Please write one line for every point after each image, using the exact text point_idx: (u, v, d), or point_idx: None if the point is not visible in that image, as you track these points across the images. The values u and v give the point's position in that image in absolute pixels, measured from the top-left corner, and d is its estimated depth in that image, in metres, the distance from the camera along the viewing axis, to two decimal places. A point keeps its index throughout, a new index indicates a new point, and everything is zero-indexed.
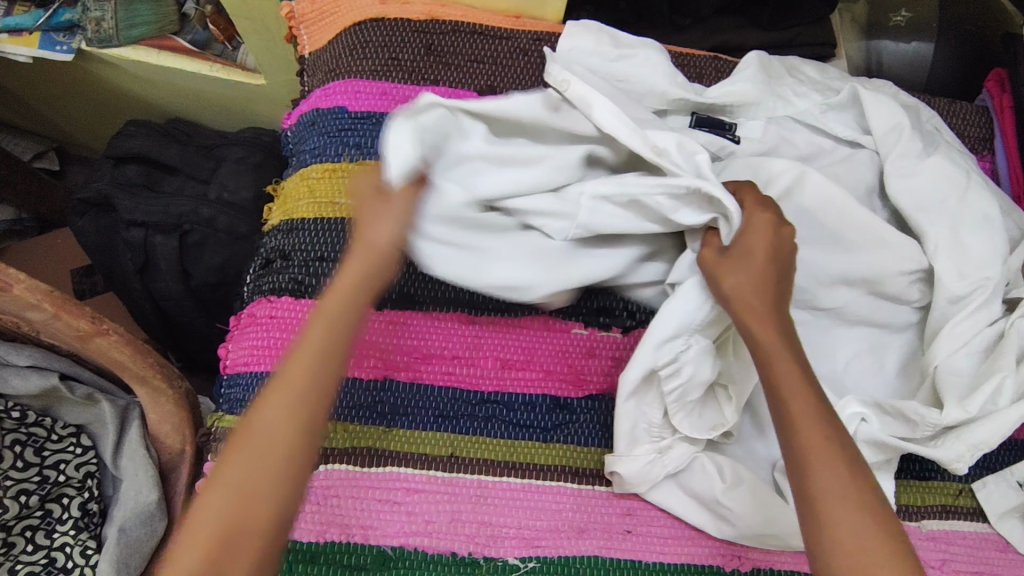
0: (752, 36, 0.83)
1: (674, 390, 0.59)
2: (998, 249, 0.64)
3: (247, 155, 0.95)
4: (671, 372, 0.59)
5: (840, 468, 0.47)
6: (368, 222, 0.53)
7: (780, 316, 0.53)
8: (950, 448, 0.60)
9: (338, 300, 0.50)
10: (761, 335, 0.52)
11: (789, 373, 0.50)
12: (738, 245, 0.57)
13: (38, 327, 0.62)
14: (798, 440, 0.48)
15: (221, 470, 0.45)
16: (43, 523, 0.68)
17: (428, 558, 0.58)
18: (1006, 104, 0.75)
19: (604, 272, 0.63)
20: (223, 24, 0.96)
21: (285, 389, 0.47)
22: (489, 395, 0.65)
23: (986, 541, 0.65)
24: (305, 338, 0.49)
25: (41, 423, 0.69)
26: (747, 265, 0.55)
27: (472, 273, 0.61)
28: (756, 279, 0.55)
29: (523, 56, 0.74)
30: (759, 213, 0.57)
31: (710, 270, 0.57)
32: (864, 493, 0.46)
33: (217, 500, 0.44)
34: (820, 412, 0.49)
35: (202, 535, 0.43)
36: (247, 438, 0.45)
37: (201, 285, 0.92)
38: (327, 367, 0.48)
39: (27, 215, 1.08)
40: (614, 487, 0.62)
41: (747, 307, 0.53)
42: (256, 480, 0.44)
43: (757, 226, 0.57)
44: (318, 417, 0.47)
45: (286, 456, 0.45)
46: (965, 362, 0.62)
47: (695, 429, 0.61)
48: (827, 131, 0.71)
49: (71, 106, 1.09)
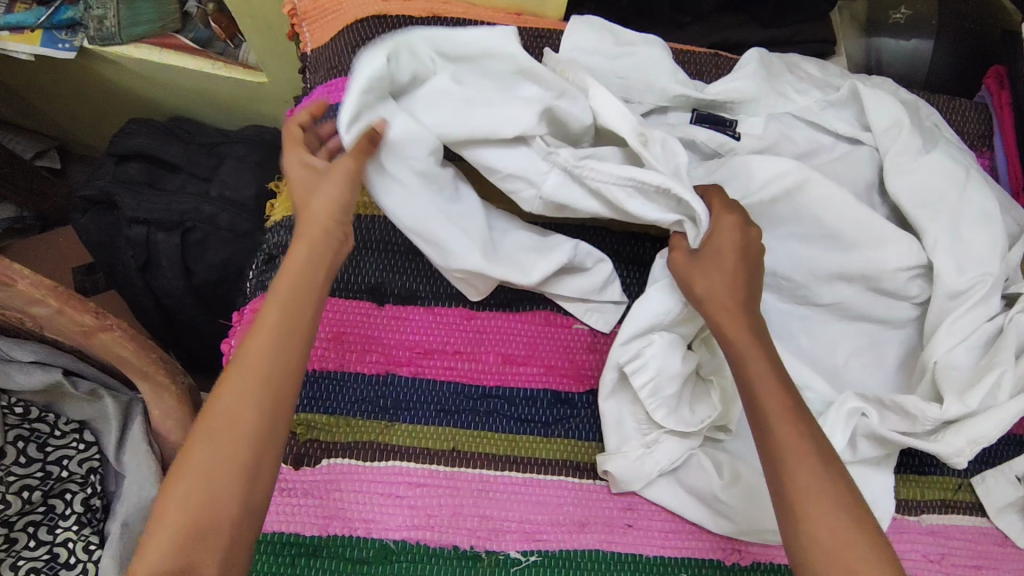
0: (753, 33, 0.84)
1: (645, 384, 0.61)
2: (996, 244, 0.65)
3: (250, 153, 0.95)
4: (641, 366, 0.61)
5: (814, 464, 0.48)
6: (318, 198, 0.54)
7: (748, 314, 0.55)
8: (950, 442, 0.61)
9: (295, 278, 0.50)
10: (733, 337, 0.54)
11: (763, 376, 0.52)
12: (707, 247, 0.58)
13: (42, 322, 0.62)
14: (774, 438, 0.50)
15: (188, 456, 0.45)
16: (46, 519, 0.67)
17: (428, 551, 0.59)
18: (1006, 101, 0.76)
19: (541, 268, 0.65)
20: (225, 21, 0.98)
21: (244, 369, 0.47)
22: (491, 389, 0.65)
23: (985, 536, 0.65)
24: (260, 318, 0.49)
25: (44, 419, 0.70)
26: (715, 268, 0.57)
27: (420, 215, 0.61)
28: (728, 282, 0.56)
29: (524, 53, 0.75)
30: (727, 215, 0.59)
31: (682, 273, 0.59)
32: (840, 488, 0.48)
33: (187, 483, 0.44)
34: (794, 410, 0.50)
35: (174, 519, 0.44)
36: (211, 420, 0.46)
37: (202, 282, 0.92)
38: (286, 344, 0.48)
39: (29, 213, 1.08)
40: (611, 485, 0.62)
41: (715, 307, 0.56)
42: (223, 458, 0.45)
43: (727, 227, 0.58)
44: (280, 396, 0.47)
45: (252, 433, 0.46)
46: (964, 357, 0.63)
47: (679, 423, 0.61)
48: (827, 128, 0.71)
49: (72, 103, 1.09)
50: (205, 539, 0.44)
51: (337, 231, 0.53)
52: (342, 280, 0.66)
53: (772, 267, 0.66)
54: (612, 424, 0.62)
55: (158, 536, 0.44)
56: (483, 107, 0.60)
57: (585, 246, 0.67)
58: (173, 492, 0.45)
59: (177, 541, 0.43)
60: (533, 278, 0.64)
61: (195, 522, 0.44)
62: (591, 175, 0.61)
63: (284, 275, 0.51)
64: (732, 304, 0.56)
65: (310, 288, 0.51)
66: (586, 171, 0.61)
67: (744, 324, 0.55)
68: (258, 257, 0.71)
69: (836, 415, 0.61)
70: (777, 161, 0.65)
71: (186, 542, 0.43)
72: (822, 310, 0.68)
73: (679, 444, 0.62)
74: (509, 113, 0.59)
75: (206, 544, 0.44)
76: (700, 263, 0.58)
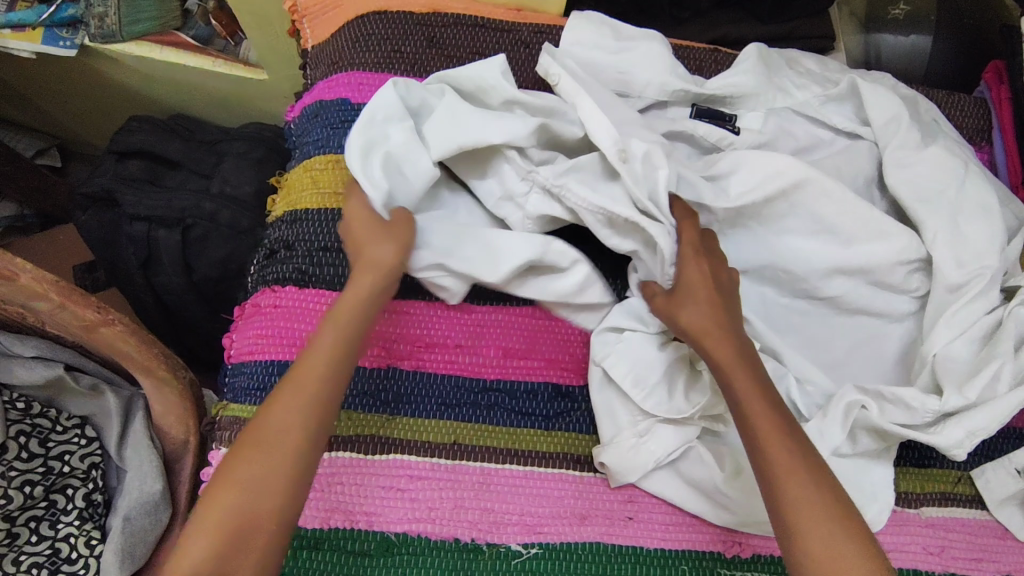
0: (752, 29, 0.84)
1: (625, 375, 0.62)
2: (995, 238, 0.65)
3: (250, 151, 0.95)
4: (617, 360, 0.63)
5: (806, 477, 0.50)
6: (372, 242, 0.59)
7: (731, 339, 0.56)
8: (949, 433, 0.60)
9: (350, 311, 0.56)
10: (722, 364, 0.55)
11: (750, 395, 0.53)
12: (679, 285, 0.59)
13: (44, 316, 0.62)
14: (765, 451, 0.51)
15: (237, 463, 0.49)
16: (48, 514, 0.67)
17: (430, 544, 0.59)
18: (1004, 95, 0.76)
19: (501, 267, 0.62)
20: (226, 19, 0.98)
21: (296, 387, 0.52)
22: (492, 383, 0.65)
23: (985, 529, 0.65)
24: (315, 346, 0.54)
25: (46, 415, 0.69)
26: (693, 299, 0.58)
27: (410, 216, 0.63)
28: (708, 312, 0.57)
29: (525, 48, 0.75)
30: (692, 248, 0.60)
31: (664, 314, 0.59)
32: (830, 498, 0.49)
33: (232, 490, 0.48)
34: (781, 423, 0.52)
35: (216, 521, 0.47)
36: (262, 435, 0.50)
37: (203, 279, 0.92)
38: (337, 374, 0.53)
39: (30, 211, 1.08)
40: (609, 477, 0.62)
41: (702, 337, 0.56)
42: (270, 473, 0.49)
43: (688, 264, 0.60)
44: (324, 416, 0.52)
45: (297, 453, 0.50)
46: (963, 349, 0.63)
47: (669, 411, 0.62)
48: (827, 123, 0.71)
49: (73, 101, 1.09)
50: (239, 547, 0.47)
51: (387, 273, 0.58)
52: (342, 274, 0.66)
53: (771, 261, 0.67)
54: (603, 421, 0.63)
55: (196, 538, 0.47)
56: (476, 118, 0.63)
57: (560, 248, 0.63)
58: (217, 497, 0.48)
59: (215, 546, 0.46)
60: (499, 273, 0.62)
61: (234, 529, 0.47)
62: (567, 193, 0.62)
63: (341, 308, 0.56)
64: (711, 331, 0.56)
65: (363, 325, 0.56)
66: (564, 189, 0.62)
67: (728, 347, 0.56)
68: (258, 252, 0.71)
69: (835, 408, 0.61)
70: (775, 159, 0.65)
71: (220, 547, 0.46)
72: (822, 304, 0.68)
73: (677, 436, 0.62)
74: (502, 126, 0.62)
75: (240, 553, 0.47)
76: (677, 297, 0.59)
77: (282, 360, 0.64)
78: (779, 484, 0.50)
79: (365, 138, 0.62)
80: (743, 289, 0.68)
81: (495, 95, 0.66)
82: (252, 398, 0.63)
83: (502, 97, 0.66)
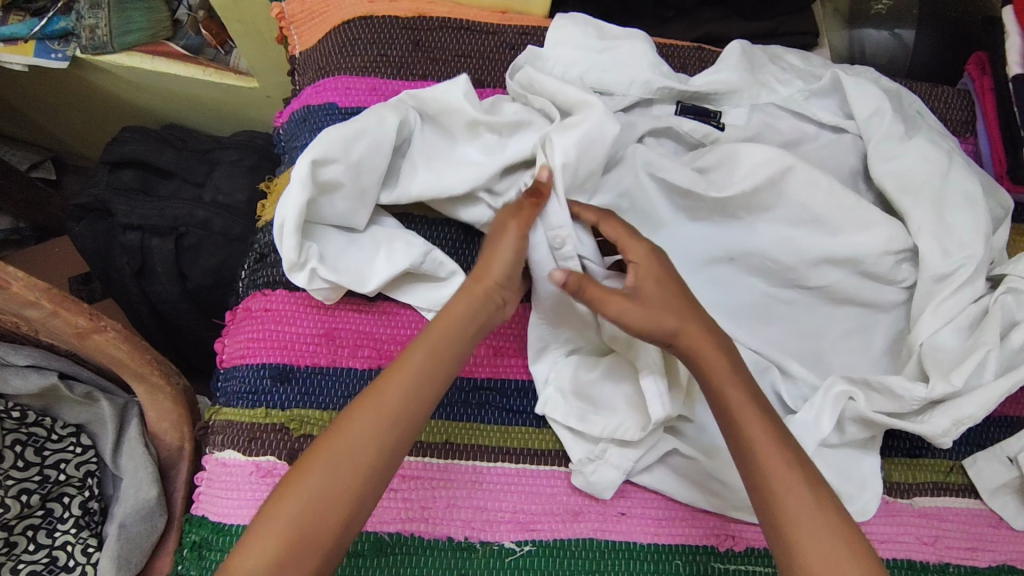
0: (735, 26, 0.85)
1: (567, 412, 0.62)
2: (981, 227, 0.65)
3: (241, 158, 0.96)
4: (553, 396, 0.63)
5: (805, 493, 0.49)
6: (484, 259, 0.56)
7: (705, 326, 0.56)
8: (935, 422, 0.61)
9: (445, 326, 0.54)
10: (696, 349, 0.55)
11: (740, 400, 0.53)
12: (643, 287, 0.56)
13: (37, 325, 0.62)
14: (757, 461, 0.51)
15: (307, 475, 0.48)
16: (45, 522, 0.67)
17: (424, 543, 0.59)
18: (988, 85, 0.76)
19: (358, 274, 0.64)
20: (216, 27, 0.98)
21: (375, 408, 0.50)
22: (483, 382, 0.65)
23: (978, 517, 0.65)
24: (402, 365, 0.52)
25: (41, 423, 0.69)
26: (663, 301, 0.55)
27: (330, 242, 0.65)
28: (685, 315, 0.55)
29: (509, 50, 0.76)
30: (637, 242, 0.57)
31: (637, 319, 0.55)
32: (832, 515, 0.49)
33: (299, 501, 0.47)
34: (776, 437, 0.51)
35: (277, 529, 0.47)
36: (339, 440, 0.49)
37: (198, 287, 0.92)
38: (418, 397, 0.52)
39: (25, 224, 1.09)
40: (602, 494, 0.61)
41: (680, 331, 0.55)
42: (338, 479, 0.48)
43: (642, 260, 0.57)
44: (396, 439, 0.51)
45: (364, 478, 0.49)
46: (950, 338, 0.63)
47: (621, 428, 0.61)
48: (811, 117, 0.72)
49: (67, 114, 1.10)
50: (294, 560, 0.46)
51: (491, 297, 0.55)
52: None
53: (760, 250, 0.67)
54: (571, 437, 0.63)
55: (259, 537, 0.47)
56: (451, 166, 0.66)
57: (438, 256, 0.65)
58: (287, 494, 0.48)
59: (273, 554, 0.46)
60: (370, 287, 0.64)
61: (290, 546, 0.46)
62: None
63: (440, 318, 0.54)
64: (686, 323, 0.55)
65: (455, 350, 0.54)
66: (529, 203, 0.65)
67: (714, 344, 0.55)
68: (249, 256, 0.72)
69: (821, 399, 0.62)
70: (762, 150, 0.66)
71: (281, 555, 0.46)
72: (810, 294, 0.68)
73: (639, 447, 0.61)
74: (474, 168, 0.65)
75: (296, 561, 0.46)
76: (649, 303, 0.55)
77: (273, 363, 0.64)
78: (779, 499, 0.49)
79: (324, 151, 0.61)
80: (730, 281, 0.68)
81: (459, 117, 0.66)
82: (244, 402, 0.63)
83: (465, 120, 0.66)
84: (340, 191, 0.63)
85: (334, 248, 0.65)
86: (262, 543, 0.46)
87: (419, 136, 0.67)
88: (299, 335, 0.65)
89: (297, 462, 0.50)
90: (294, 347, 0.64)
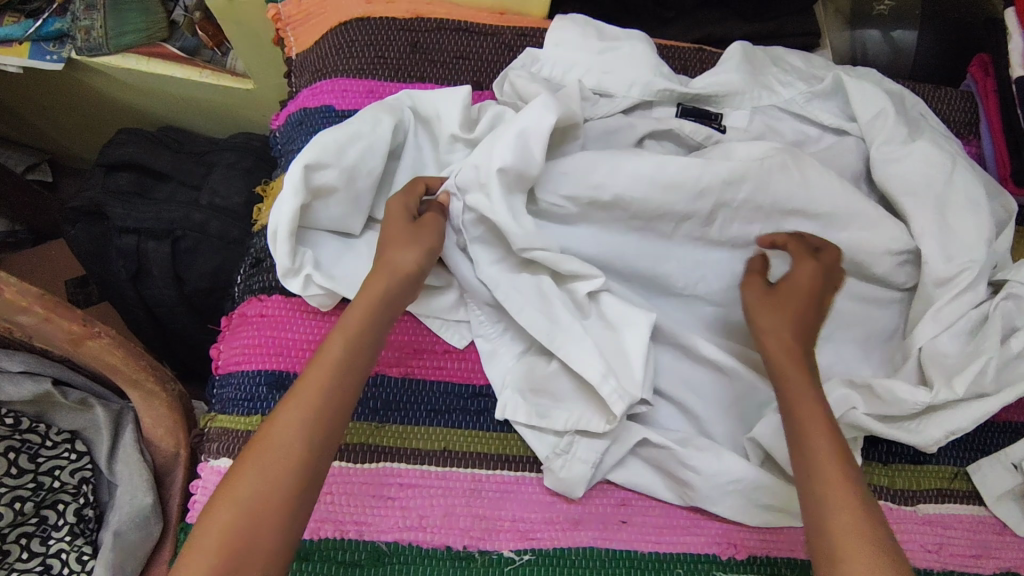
0: (737, 27, 0.85)
1: (528, 412, 0.62)
2: (983, 232, 0.64)
3: (239, 160, 0.95)
4: (512, 397, 0.62)
5: (853, 501, 0.47)
6: (396, 247, 0.58)
7: (801, 341, 0.56)
8: (928, 433, 0.61)
9: (359, 318, 0.54)
10: (777, 353, 0.56)
11: (808, 407, 0.52)
12: (783, 285, 0.59)
13: (30, 331, 0.61)
14: (811, 466, 0.49)
15: (237, 480, 0.47)
16: (39, 530, 0.65)
17: (423, 552, 0.58)
18: (991, 87, 0.75)
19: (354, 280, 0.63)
20: (213, 29, 0.96)
21: (298, 403, 0.50)
22: (482, 388, 0.65)
23: (983, 524, 0.65)
24: (324, 356, 0.52)
25: (35, 430, 0.68)
26: (782, 304, 0.57)
27: (325, 249, 0.65)
28: (785, 325, 0.56)
29: (509, 51, 0.75)
30: (808, 260, 0.59)
31: (753, 306, 0.59)
32: (874, 531, 0.46)
33: (234, 508, 0.46)
34: (840, 446, 0.50)
35: (214, 538, 0.45)
36: (266, 442, 0.48)
37: (194, 291, 0.91)
38: (342, 388, 0.51)
39: (22, 227, 1.08)
40: (573, 493, 0.60)
41: (771, 331, 0.56)
42: (269, 479, 0.47)
43: (800, 269, 0.59)
44: (326, 433, 0.50)
45: (294, 478, 0.47)
46: (952, 343, 0.63)
47: (592, 420, 0.61)
48: (813, 120, 0.71)
49: (62, 115, 1.09)
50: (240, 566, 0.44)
51: (403, 280, 0.57)
52: None
53: None
54: (535, 439, 0.62)
55: (198, 549, 0.45)
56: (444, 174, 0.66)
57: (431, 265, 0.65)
58: (220, 503, 0.46)
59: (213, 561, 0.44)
60: None
61: (233, 550, 0.44)
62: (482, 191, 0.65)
63: (355, 311, 0.55)
64: (780, 326, 0.56)
65: (372, 338, 0.54)
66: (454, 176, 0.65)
67: (796, 356, 0.55)
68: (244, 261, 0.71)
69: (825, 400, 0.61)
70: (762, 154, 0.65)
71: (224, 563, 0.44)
72: None
73: (605, 440, 0.60)
74: None
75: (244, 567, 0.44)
76: (775, 298, 0.58)
77: (269, 369, 0.63)
78: (823, 504, 0.48)
79: (318, 154, 0.60)
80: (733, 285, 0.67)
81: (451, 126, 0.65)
82: (240, 409, 0.63)
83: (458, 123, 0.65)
84: (333, 194, 0.62)
85: (329, 255, 0.64)
86: (203, 556, 0.44)
87: (411, 137, 0.66)
88: (295, 340, 0.64)
89: (230, 468, 0.48)
90: (291, 353, 0.64)
